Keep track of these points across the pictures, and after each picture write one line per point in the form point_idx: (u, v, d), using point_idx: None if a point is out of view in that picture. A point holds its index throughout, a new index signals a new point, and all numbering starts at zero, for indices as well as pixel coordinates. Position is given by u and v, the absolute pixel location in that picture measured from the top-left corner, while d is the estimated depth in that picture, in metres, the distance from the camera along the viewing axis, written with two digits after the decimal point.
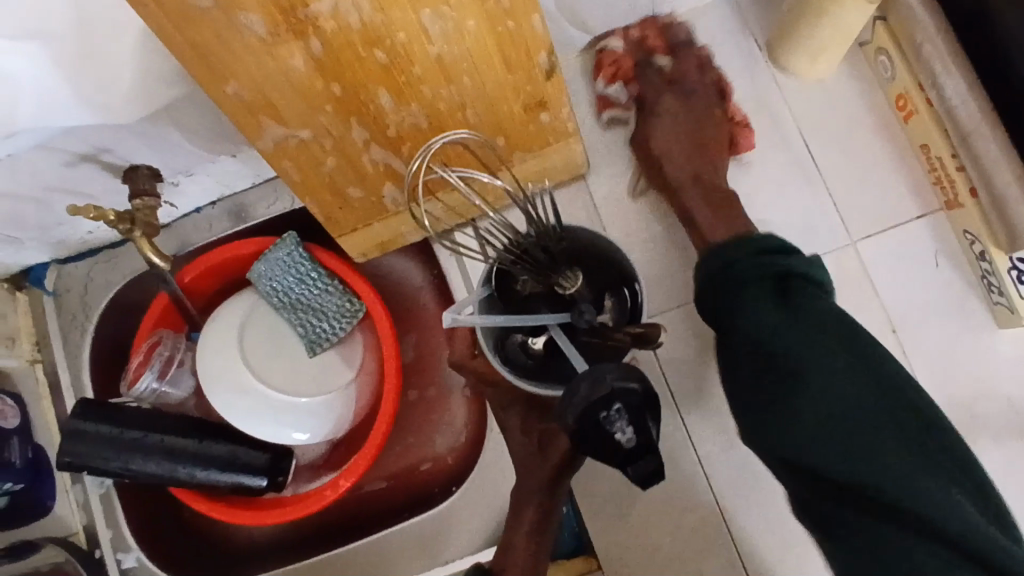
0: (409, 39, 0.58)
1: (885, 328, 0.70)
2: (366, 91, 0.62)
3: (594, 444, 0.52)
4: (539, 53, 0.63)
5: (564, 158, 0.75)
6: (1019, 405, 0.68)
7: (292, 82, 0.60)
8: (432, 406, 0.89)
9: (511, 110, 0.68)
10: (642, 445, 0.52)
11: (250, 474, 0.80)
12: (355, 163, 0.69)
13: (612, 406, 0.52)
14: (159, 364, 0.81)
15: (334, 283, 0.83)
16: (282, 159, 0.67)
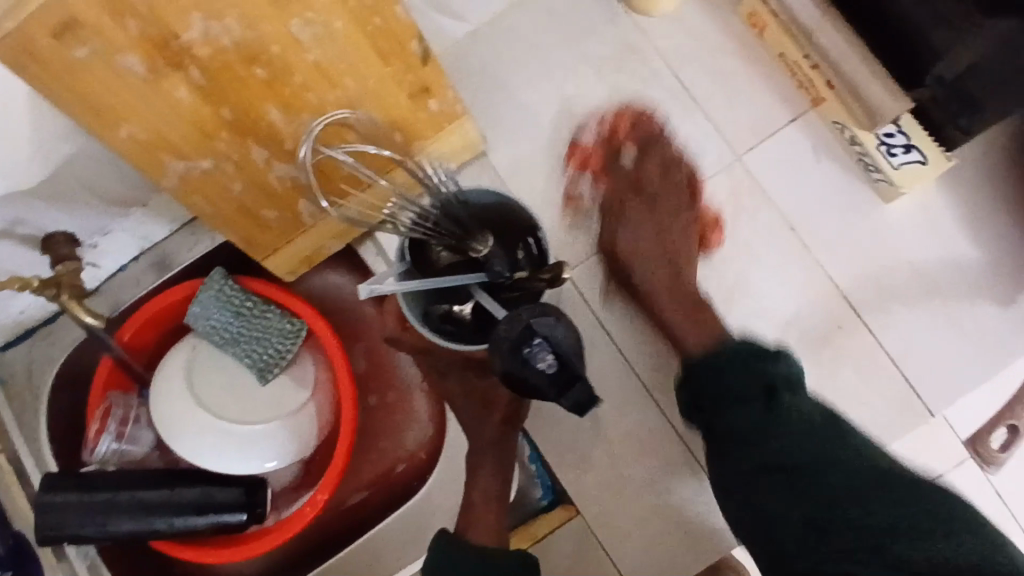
0: (284, 50, 0.61)
1: (785, 227, 0.76)
2: (256, 109, 0.65)
3: (526, 381, 0.56)
4: (410, 41, 0.67)
5: (461, 139, 0.79)
6: (919, 267, 0.74)
7: (182, 115, 0.62)
8: (393, 408, 0.91)
9: (398, 102, 0.71)
10: (569, 372, 0.56)
11: (229, 511, 0.81)
12: (262, 183, 0.71)
13: (534, 340, 0.55)
14: (114, 425, 0.82)
15: (272, 308, 0.84)
16: (192, 193, 0.70)
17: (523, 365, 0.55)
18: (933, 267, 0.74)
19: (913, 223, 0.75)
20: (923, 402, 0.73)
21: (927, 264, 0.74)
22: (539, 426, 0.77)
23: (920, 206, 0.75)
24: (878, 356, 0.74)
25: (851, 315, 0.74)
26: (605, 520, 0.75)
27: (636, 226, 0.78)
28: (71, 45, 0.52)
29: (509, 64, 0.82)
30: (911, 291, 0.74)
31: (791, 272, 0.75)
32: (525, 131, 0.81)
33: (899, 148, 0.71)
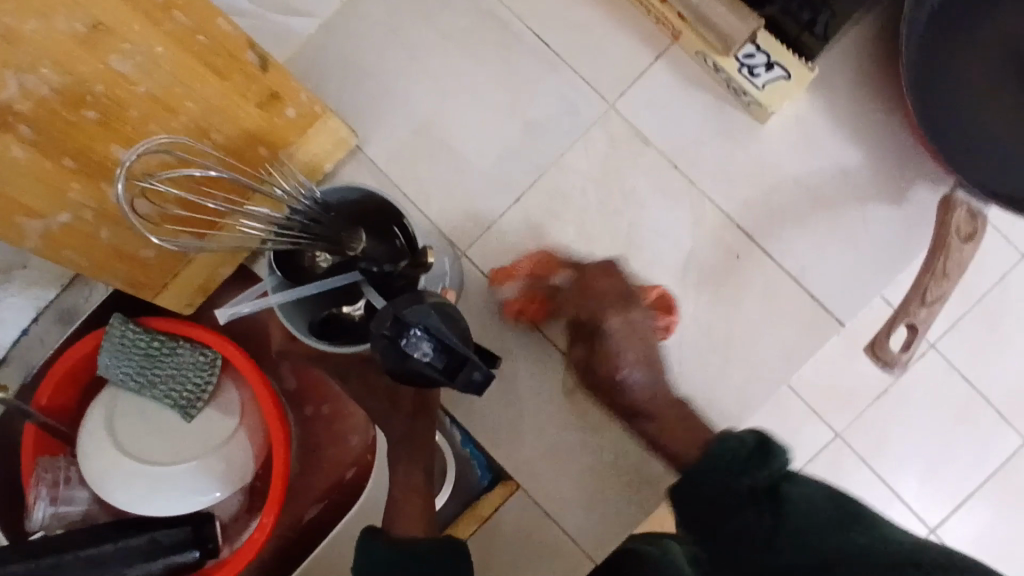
0: (110, 88, 0.58)
1: (667, 166, 0.75)
2: (99, 150, 0.63)
3: (413, 374, 0.54)
4: (244, 51, 0.64)
5: (329, 139, 0.76)
6: (805, 183, 0.74)
7: (21, 173, 0.60)
8: (330, 418, 0.91)
9: (248, 114, 0.68)
10: (455, 357, 0.54)
11: (178, 552, 0.80)
12: (130, 223, 0.69)
13: (411, 330, 0.53)
14: (48, 488, 0.81)
15: (181, 343, 0.83)
16: (65, 249, 0.67)
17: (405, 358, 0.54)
18: (819, 180, 0.74)
19: (791, 138, 0.74)
20: (832, 315, 0.74)
21: (812, 177, 0.74)
22: (464, 408, 0.77)
23: (796, 119, 0.74)
24: (780, 277, 0.74)
25: (747, 242, 0.74)
26: (544, 488, 0.75)
27: (523, 193, 0.76)
28: None
29: (365, 51, 0.79)
30: (802, 209, 0.74)
31: (682, 212, 0.74)
32: (394, 117, 0.78)
33: (760, 68, 0.70)
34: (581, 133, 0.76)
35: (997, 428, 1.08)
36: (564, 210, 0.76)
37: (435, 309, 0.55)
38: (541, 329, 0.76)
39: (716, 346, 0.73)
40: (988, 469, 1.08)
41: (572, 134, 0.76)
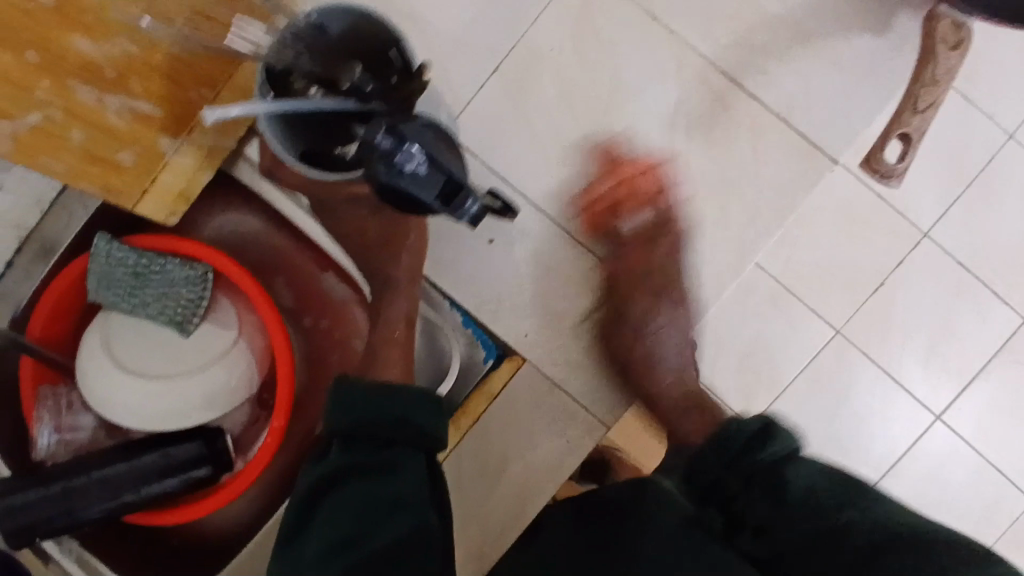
0: None
1: (646, 17, 0.74)
2: (58, 42, 0.59)
3: (406, 192, 0.56)
4: None
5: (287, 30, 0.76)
6: (785, 18, 0.73)
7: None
8: (331, 329, 0.90)
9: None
10: (450, 180, 0.56)
11: (192, 467, 0.80)
12: (103, 124, 0.66)
13: (408, 147, 0.55)
14: (52, 416, 0.81)
15: (167, 259, 0.81)
16: (40, 155, 0.63)
17: (397, 176, 0.55)
18: (801, 13, 0.73)
19: None
20: (824, 153, 0.74)
21: (794, 12, 0.73)
22: (462, 287, 0.76)
23: None
24: (765, 117, 0.74)
25: (732, 86, 0.74)
26: (551, 356, 0.76)
27: (501, 60, 0.74)
28: None
29: None
30: (784, 45, 0.73)
31: (661, 63, 0.74)
32: None
33: None
34: None
35: (993, 302, 1.23)
36: (543, 73, 0.75)
37: (428, 128, 0.56)
38: (532, 198, 0.76)
39: (714, 191, 0.74)
40: (998, 341, 1.23)
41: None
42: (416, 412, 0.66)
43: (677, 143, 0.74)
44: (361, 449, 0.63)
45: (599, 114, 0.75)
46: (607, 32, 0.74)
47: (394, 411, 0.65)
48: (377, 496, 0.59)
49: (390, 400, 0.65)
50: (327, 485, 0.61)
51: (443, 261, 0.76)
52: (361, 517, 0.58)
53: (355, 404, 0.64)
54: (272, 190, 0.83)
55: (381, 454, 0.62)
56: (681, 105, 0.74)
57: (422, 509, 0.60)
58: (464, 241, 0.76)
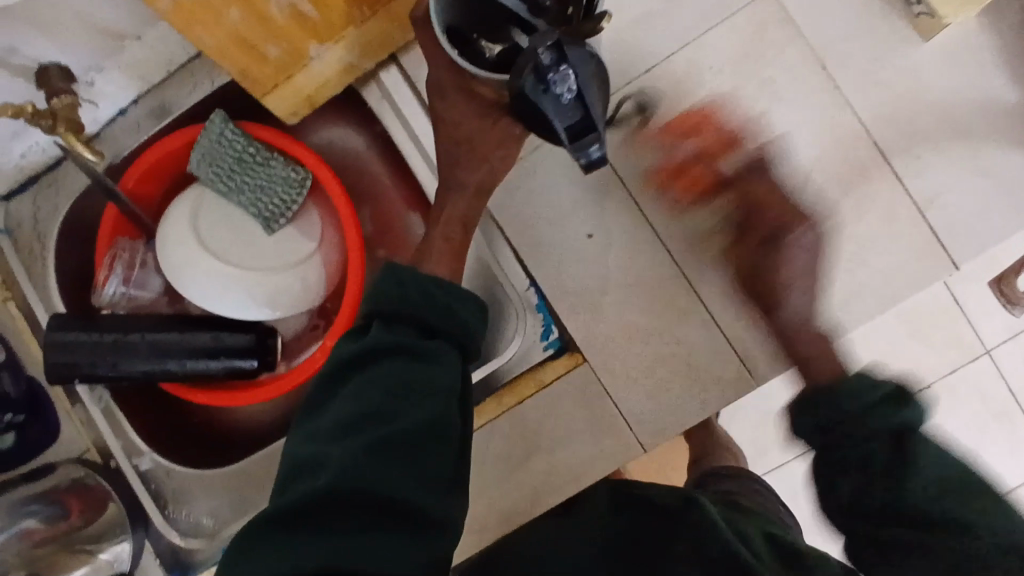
0: None
1: (814, 65, 0.72)
2: None
3: (542, 111, 0.55)
4: None
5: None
6: (955, 109, 0.71)
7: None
8: None
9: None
10: (587, 119, 0.56)
11: (240, 357, 0.81)
12: None
13: (561, 68, 0.54)
14: (123, 268, 0.81)
15: (274, 155, 0.83)
16: (197, 29, 0.64)
17: (543, 92, 0.55)
18: (973, 109, 0.70)
19: (952, 58, 0.70)
20: (947, 253, 0.71)
21: (966, 106, 0.71)
22: (548, 270, 0.76)
23: (962, 41, 0.70)
24: (902, 200, 0.71)
25: (878, 160, 0.72)
26: (612, 366, 0.75)
27: (656, 64, 0.73)
28: None
29: None
30: (944, 135, 0.71)
31: (816, 112, 0.72)
32: None
33: None
34: (731, 12, 0.72)
35: None
36: (695, 88, 0.73)
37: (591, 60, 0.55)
38: (642, 208, 0.75)
39: (826, 256, 0.72)
40: None
41: (718, 12, 0.73)
42: (470, 313, 0.56)
43: (804, 200, 0.72)
44: (401, 333, 0.53)
45: (736, 146, 0.73)
46: (768, 68, 0.72)
47: (444, 301, 0.55)
48: (410, 383, 0.51)
49: (439, 291, 0.56)
50: (355, 363, 0.52)
51: (538, 241, 0.76)
52: (391, 398, 0.50)
53: (403, 287, 0.55)
54: (391, 118, 0.82)
55: (419, 343, 0.53)
56: (822, 162, 0.72)
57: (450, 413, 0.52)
58: (564, 228, 0.75)
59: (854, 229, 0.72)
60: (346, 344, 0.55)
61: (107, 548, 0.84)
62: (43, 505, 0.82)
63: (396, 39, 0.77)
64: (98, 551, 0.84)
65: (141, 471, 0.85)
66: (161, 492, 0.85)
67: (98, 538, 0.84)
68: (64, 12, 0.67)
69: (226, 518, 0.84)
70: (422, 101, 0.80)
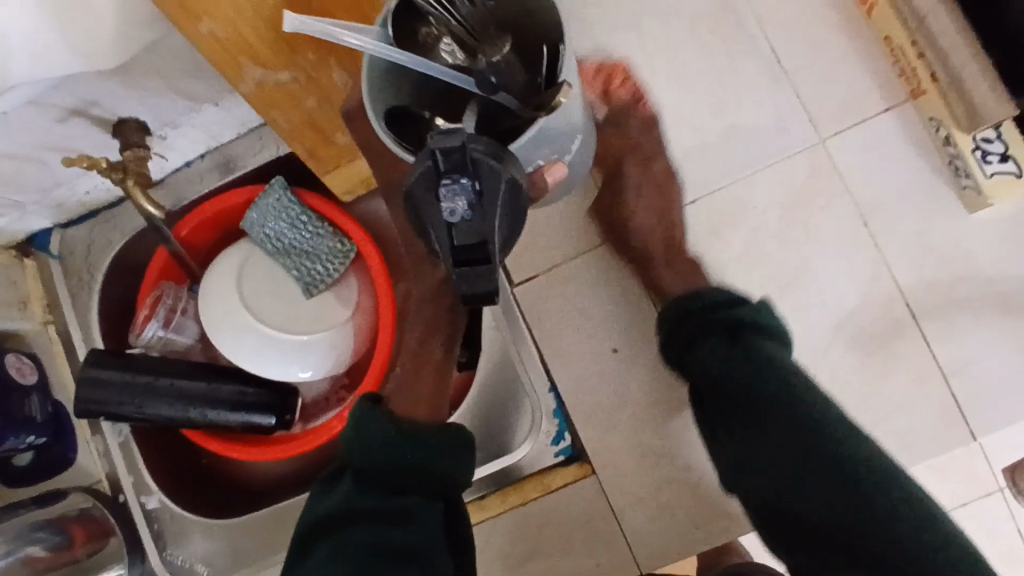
0: None
1: (856, 220, 0.73)
2: None
3: (432, 214, 0.48)
4: None
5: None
6: (994, 284, 0.71)
7: (265, 19, 0.57)
8: None
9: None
10: (482, 240, 0.48)
11: (260, 413, 0.83)
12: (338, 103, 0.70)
13: (460, 180, 0.45)
14: (164, 314, 0.84)
15: (324, 224, 0.85)
16: (274, 111, 0.68)
17: (431, 198, 0.47)
18: (1011, 286, 0.71)
19: (996, 234, 0.72)
20: (968, 425, 0.71)
21: (1004, 282, 0.71)
22: (571, 379, 0.77)
23: (1011, 217, 0.71)
24: (928, 365, 0.72)
25: (909, 322, 0.72)
26: (621, 484, 0.75)
27: (702, 196, 0.76)
28: None
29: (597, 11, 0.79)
30: (978, 308, 0.71)
31: (853, 266, 0.73)
32: None
33: (995, 156, 0.67)
34: (781, 157, 0.75)
35: None
36: (737, 225, 0.75)
37: (504, 185, 0.47)
38: None
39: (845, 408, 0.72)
40: None
41: (770, 155, 0.75)
42: (448, 456, 0.57)
43: (832, 351, 0.73)
44: (373, 493, 0.54)
45: (771, 288, 0.74)
46: (811, 215, 0.74)
47: (423, 450, 0.56)
48: (386, 548, 0.52)
49: (411, 440, 0.56)
50: (328, 526, 0.54)
51: (563, 351, 0.78)
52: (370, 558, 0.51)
53: (376, 444, 0.56)
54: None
55: (395, 501, 0.54)
56: (853, 315, 0.73)
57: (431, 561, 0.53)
58: (592, 341, 0.77)
59: (878, 388, 0.72)
60: (321, 499, 0.56)
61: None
62: (44, 535, 0.82)
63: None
64: None
65: (146, 509, 0.87)
66: (161, 533, 0.86)
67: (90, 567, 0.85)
68: (149, 77, 0.71)
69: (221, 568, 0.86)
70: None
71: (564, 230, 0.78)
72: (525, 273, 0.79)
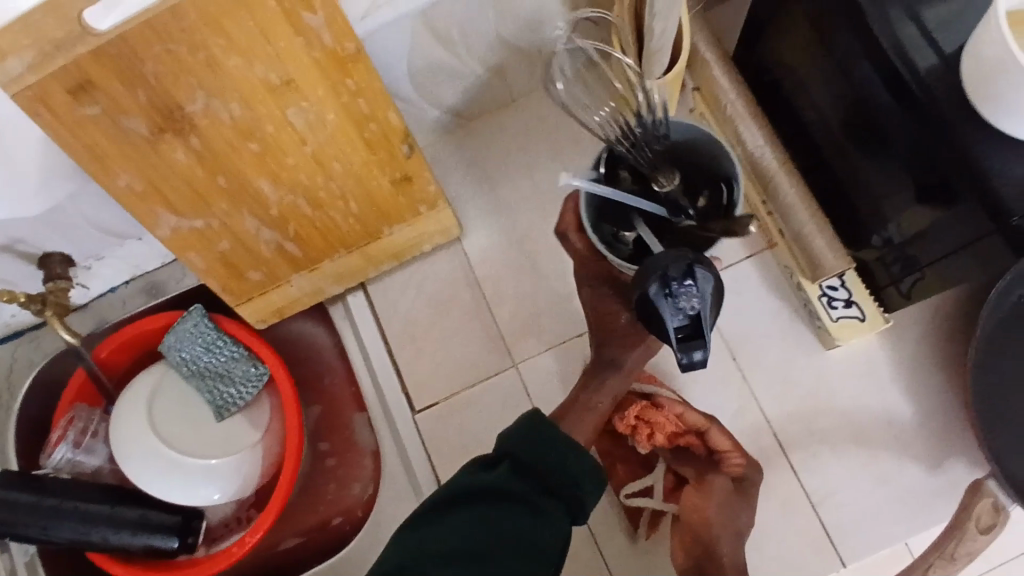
0: (278, 130, 0.62)
1: (726, 355, 0.80)
2: (249, 178, 0.66)
3: (656, 316, 0.56)
4: (400, 142, 0.70)
5: (436, 224, 0.83)
6: (851, 417, 0.78)
7: (175, 175, 0.62)
8: (331, 475, 0.93)
9: (380, 186, 0.74)
10: (695, 325, 0.57)
11: (162, 536, 0.85)
12: (248, 245, 0.74)
13: (687, 278, 0.55)
14: (75, 434, 0.86)
15: (239, 349, 0.89)
16: (189, 251, 0.72)
17: (665, 298, 0.56)
18: (865, 419, 0.78)
19: (849, 370, 0.79)
20: (837, 552, 0.75)
21: (860, 414, 0.78)
22: None
23: (858, 354, 0.79)
24: (797, 493, 0.77)
25: (778, 451, 0.78)
26: None
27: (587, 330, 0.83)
28: (83, 104, 0.53)
29: (495, 162, 0.89)
30: (838, 438, 0.78)
31: (726, 399, 0.79)
32: (500, 227, 0.87)
33: (839, 301, 0.75)
34: None
35: None
36: None
37: (714, 281, 0.57)
38: None
39: None
40: None
41: None
42: (594, 494, 0.55)
43: None
44: (527, 482, 0.54)
45: None
46: None
47: (573, 468, 0.55)
48: (517, 543, 0.50)
49: (572, 452, 0.56)
50: (468, 500, 0.53)
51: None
52: (487, 541, 0.50)
53: (539, 441, 0.56)
54: (348, 333, 0.88)
55: (538, 498, 0.53)
56: None
57: (542, 574, 0.50)
58: None
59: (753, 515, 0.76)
60: (476, 474, 0.55)
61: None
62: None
63: (370, 274, 0.87)
64: None
65: None
66: None
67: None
68: (75, 217, 0.76)
69: None
70: (379, 323, 0.87)
71: (463, 361, 0.84)
72: (425, 401, 0.84)
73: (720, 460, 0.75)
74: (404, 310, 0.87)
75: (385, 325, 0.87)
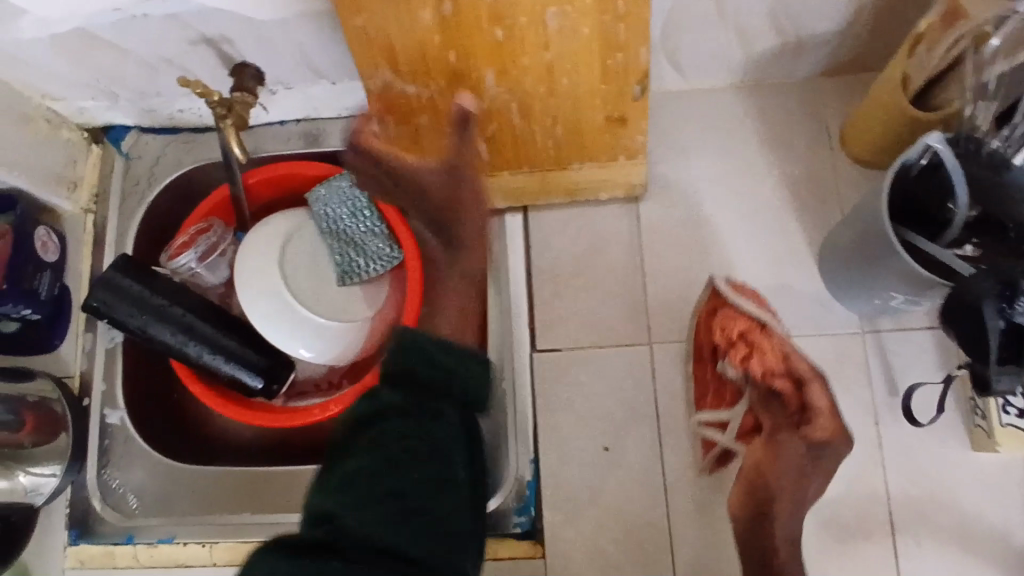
0: (529, 24, 0.58)
1: (868, 416, 0.76)
2: (475, 65, 0.64)
3: (983, 331, 0.57)
4: (632, 83, 0.66)
5: (621, 177, 0.80)
6: (970, 524, 0.73)
7: (413, 35, 0.60)
8: None
9: (592, 117, 0.71)
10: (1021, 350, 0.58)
11: (250, 374, 0.83)
12: (443, 126, 0.73)
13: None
14: (203, 247, 0.86)
15: (382, 224, 0.87)
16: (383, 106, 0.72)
17: (998, 316, 0.56)
18: (985, 532, 0.73)
19: (987, 478, 0.74)
20: None
21: (981, 526, 0.73)
22: (551, 457, 0.78)
23: (1004, 467, 0.74)
24: None
25: (885, 528, 0.74)
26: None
27: None
28: None
29: (701, 134, 0.84)
30: (950, 540, 0.73)
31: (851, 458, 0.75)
32: (684, 201, 0.83)
33: (1014, 407, 0.70)
34: (819, 331, 0.78)
35: None
36: None
37: None
38: (662, 453, 0.76)
39: None
40: None
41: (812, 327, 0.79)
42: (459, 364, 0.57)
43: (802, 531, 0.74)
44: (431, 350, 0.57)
45: None
46: (829, 396, 0.77)
47: (442, 360, 0.56)
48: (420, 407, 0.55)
49: (458, 351, 0.57)
50: (407, 346, 0.57)
51: (556, 433, 0.78)
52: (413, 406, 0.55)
53: (431, 347, 0.56)
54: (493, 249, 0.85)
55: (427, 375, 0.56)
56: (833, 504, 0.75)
57: (439, 464, 0.54)
58: (585, 429, 0.78)
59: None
60: (393, 354, 0.57)
61: (26, 472, 0.80)
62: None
63: (541, 202, 0.84)
64: (21, 472, 0.79)
65: (105, 423, 0.86)
66: (108, 451, 0.86)
67: (27, 459, 0.80)
68: (288, 37, 0.74)
69: (150, 508, 0.84)
70: (529, 253, 0.84)
71: (598, 322, 0.81)
72: (548, 346, 0.81)
73: (811, 419, 0.66)
74: (557, 250, 0.84)
75: (532, 257, 0.84)
